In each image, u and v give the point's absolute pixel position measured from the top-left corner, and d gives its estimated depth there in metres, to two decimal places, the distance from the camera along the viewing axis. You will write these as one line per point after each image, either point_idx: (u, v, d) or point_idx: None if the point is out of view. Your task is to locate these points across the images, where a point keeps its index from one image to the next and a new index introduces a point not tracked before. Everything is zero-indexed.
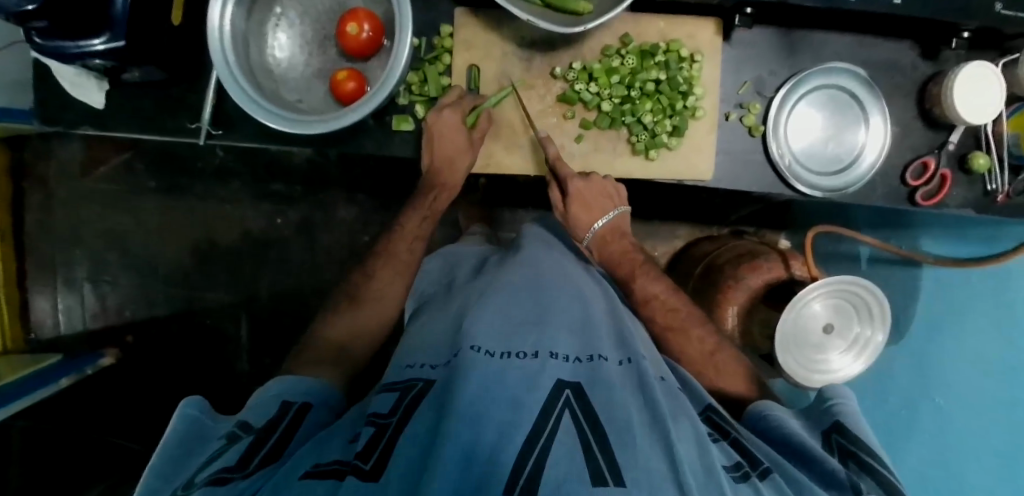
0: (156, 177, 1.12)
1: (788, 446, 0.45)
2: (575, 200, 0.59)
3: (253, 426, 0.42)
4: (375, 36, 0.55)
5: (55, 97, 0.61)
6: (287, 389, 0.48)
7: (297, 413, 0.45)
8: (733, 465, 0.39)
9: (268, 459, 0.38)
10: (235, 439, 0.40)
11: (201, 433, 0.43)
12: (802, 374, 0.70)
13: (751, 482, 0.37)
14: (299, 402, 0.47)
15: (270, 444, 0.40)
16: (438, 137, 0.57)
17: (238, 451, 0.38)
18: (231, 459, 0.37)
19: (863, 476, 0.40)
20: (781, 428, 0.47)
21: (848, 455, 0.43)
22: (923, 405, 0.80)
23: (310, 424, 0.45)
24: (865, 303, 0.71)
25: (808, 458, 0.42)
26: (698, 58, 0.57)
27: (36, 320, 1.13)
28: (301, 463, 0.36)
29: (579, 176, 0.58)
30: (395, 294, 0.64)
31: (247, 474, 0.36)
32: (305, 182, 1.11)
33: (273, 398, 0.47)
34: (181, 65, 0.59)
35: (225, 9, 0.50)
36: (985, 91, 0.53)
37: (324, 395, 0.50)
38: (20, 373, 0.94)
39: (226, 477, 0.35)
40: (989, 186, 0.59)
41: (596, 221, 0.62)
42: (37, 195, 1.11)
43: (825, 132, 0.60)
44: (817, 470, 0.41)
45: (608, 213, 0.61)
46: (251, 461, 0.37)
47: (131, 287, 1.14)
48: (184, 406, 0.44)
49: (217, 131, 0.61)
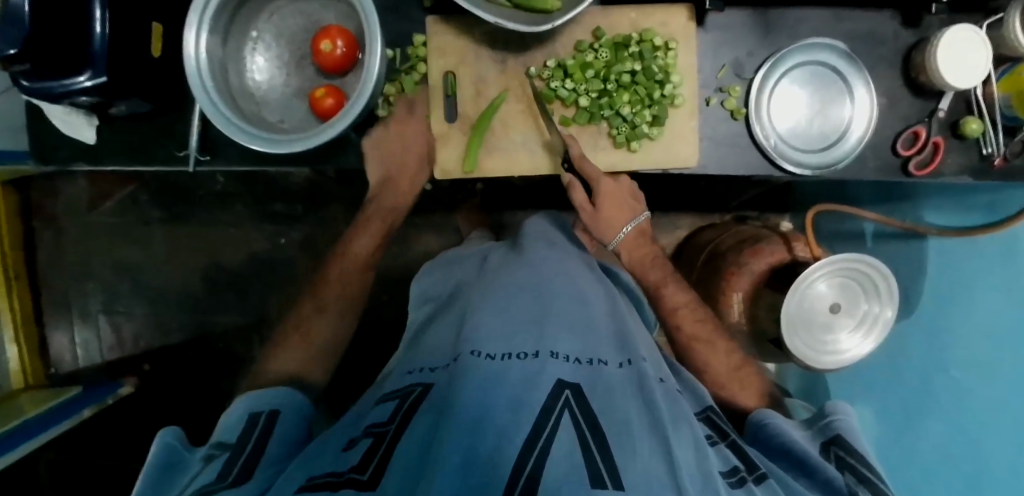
0: (160, 206, 1.13)
1: (787, 453, 0.45)
2: (607, 199, 0.59)
3: (226, 443, 0.42)
4: (350, 51, 0.56)
5: (50, 136, 0.63)
6: (252, 402, 0.48)
7: (268, 421, 0.46)
8: (730, 469, 0.39)
9: (247, 470, 0.38)
10: (211, 458, 0.41)
11: (178, 463, 0.42)
12: (810, 355, 0.69)
13: (746, 487, 0.37)
14: (266, 411, 0.47)
15: (247, 453, 0.41)
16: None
17: (218, 466, 0.39)
18: (209, 477, 0.37)
19: (859, 485, 0.41)
20: (782, 436, 0.47)
21: (845, 466, 0.43)
22: (933, 383, 0.72)
23: (282, 429, 0.46)
24: (872, 281, 0.69)
25: (806, 465, 0.43)
26: (673, 45, 0.56)
27: (54, 356, 1.16)
28: (291, 482, 0.35)
29: (608, 177, 0.58)
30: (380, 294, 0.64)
31: (234, 483, 0.36)
32: (305, 200, 1.12)
33: (241, 413, 0.47)
34: (166, 93, 0.60)
35: (201, 36, 0.51)
36: (969, 55, 0.52)
37: (291, 398, 0.50)
38: (46, 405, 0.98)
39: (212, 489, 0.35)
40: (985, 150, 0.58)
41: (620, 231, 0.61)
42: (47, 233, 1.14)
43: (809, 110, 0.59)
44: (815, 479, 0.42)
45: (637, 218, 0.61)
46: (230, 473, 0.38)
47: (143, 317, 1.16)
48: (163, 434, 0.44)
49: (205, 156, 0.62)
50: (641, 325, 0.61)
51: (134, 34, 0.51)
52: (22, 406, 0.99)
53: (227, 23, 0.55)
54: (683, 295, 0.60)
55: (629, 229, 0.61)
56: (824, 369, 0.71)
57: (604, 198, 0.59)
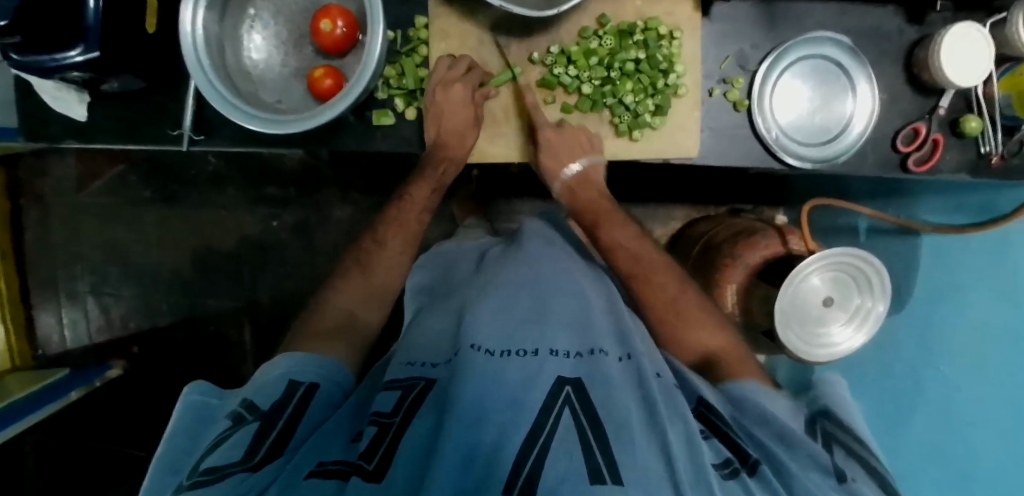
0: (151, 187, 1.12)
1: (767, 426, 0.44)
2: (546, 147, 0.57)
3: (259, 409, 0.41)
4: (350, 32, 0.55)
5: (38, 111, 0.61)
6: (294, 366, 0.47)
7: (304, 394, 0.45)
8: (723, 462, 0.39)
9: (273, 453, 0.38)
10: (242, 422, 0.40)
11: (207, 415, 0.43)
12: (804, 349, 0.69)
13: (740, 479, 0.37)
14: (305, 384, 0.46)
15: (277, 432, 0.40)
16: (446, 111, 0.56)
17: (245, 440, 0.37)
18: (238, 448, 0.36)
19: (849, 458, 0.42)
20: (762, 409, 0.45)
21: (833, 438, 0.45)
22: (925, 377, 0.72)
23: (315, 411, 0.44)
24: (864, 275, 0.69)
25: (787, 439, 0.42)
26: (678, 34, 0.56)
27: (42, 337, 1.15)
28: (307, 457, 0.36)
29: (551, 125, 0.57)
30: (390, 278, 0.63)
31: (254, 467, 0.35)
32: (298, 184, 1.10)
33: (281, 376, 0.46)
34: (160, 71, 0.58)
35: (198, 12, 0.50)
36: (974, 53, 0.52)
37: (333, 374, 0.49)
38: (30, 389, 0.96)
39: (227, 467, 0.35)
40: (982, 149, 0.58)
41: (563, 171, 0.58)
42: (34, 212, 1.12)
43: (811, 104, 0.59)
44: (797, 453, 0.42)
45: (580, 162, 0.58)
46: (258, 451, 0.37)
47: (133, 299, 1.15)
48: (188, 392, 0.44)
49: (199, 136, 0.61)
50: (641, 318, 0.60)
51: (127, 9, 0.49)
52: (10, 387, 0.98)
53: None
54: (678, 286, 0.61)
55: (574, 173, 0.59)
56: (817, 363, 0.71)
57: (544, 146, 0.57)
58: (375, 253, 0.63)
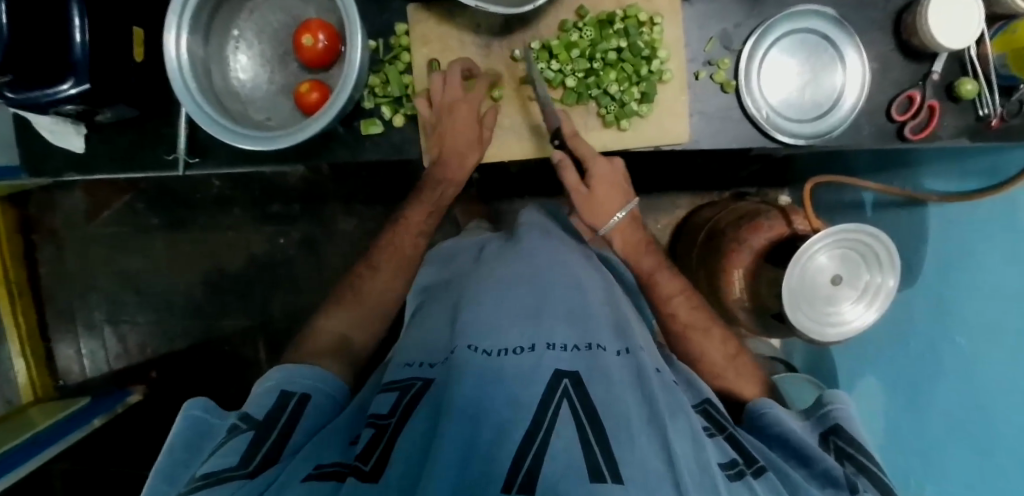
0: (158, 214, 1.14)
1: (785, 444, 0.45)
2: (601, 182, 0.58)
3: (253, 418, 0.42)
4: (332, 44, 0.55)
5: (39, 147, 0.63)
6: (285, 378, 0.48)
7: (297, 405, 0.46)
8: (728, 462, 0.38)
9: (268, 461, 0.38)
10: (236, 431, 0.41)
11: (207, 430, 0.43)
12: (814, 329, 0.68)
13: (745, 480, 0.37)
14: (298, 394, 0.47)
15: (272, 440, 0.41)
16: (450, 127, 0.56)
17: (239, 448, 0.39)
18: (233, 458, 0.38)
19: (859, 476, 0.42)
20: (780, 427, 0.47)
21: (845, 456, 0.44)
22: (943, 351, 0.70)
23: (311, 421, 0.45)
24: (872, 250, 0.68)
25: (804, 456, 0.43)
26: (658, 20, 0.56)
27: (63, 368, 1.18)
28: (310, 459, 0.37)
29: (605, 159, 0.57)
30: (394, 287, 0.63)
31: (251, 473, 0.36)
32: (302, 199, 1.11)
33: (273, 387, 0.47)
34: (153, 98, 0.60)
35: (181, 36, 0.51)
36: (963, 12, 0.50)
37: (325, 383, 0.50)
38: (53, 420, 0.99)
39: (230, 475, 0.36)
40: (981, 112, 0.57)
41: (615, 212, 0.59)
42: (47, 247, 1.15)
43: (801, 80, 0.58)
44: (813, 470, 0.42)
45: (628, 205, 0.60)
46: (253, 459, 0.38)
47: (148, 324, 1.17)
48: (190, 407, 0.44)
49: (194, 159, 0.62)
50: (638, 314, 0.59)
51: (114, 39, 0.50)
52: (33, 419, 1.00)
53: (207, 21, 0.54)
54: (675, 286, 0.61)
55: (622, 216, 0.60)
56: (828, 343, 0.70)
57: (597, 184, 0.58)
58: (377, 262, 0.64)
